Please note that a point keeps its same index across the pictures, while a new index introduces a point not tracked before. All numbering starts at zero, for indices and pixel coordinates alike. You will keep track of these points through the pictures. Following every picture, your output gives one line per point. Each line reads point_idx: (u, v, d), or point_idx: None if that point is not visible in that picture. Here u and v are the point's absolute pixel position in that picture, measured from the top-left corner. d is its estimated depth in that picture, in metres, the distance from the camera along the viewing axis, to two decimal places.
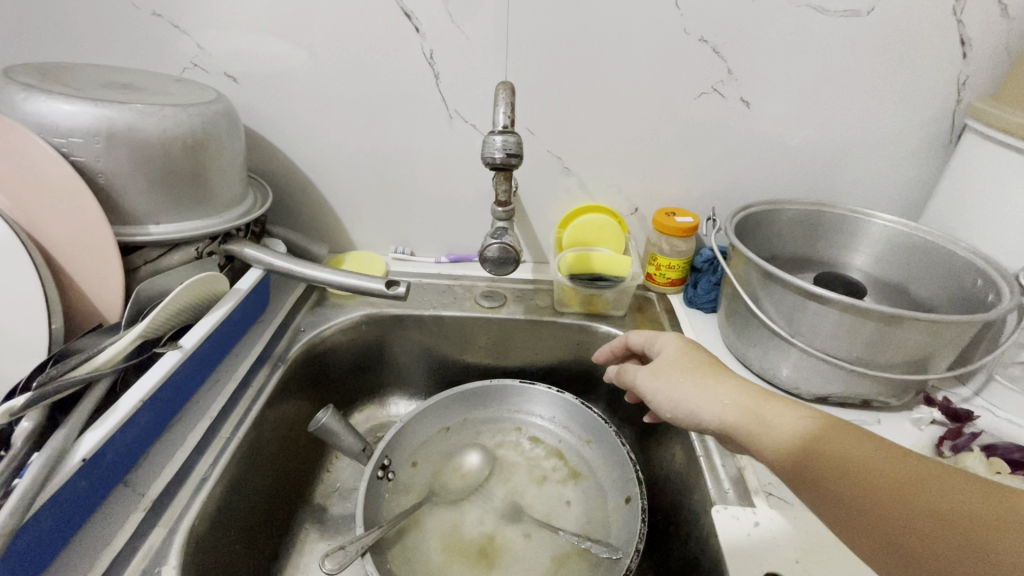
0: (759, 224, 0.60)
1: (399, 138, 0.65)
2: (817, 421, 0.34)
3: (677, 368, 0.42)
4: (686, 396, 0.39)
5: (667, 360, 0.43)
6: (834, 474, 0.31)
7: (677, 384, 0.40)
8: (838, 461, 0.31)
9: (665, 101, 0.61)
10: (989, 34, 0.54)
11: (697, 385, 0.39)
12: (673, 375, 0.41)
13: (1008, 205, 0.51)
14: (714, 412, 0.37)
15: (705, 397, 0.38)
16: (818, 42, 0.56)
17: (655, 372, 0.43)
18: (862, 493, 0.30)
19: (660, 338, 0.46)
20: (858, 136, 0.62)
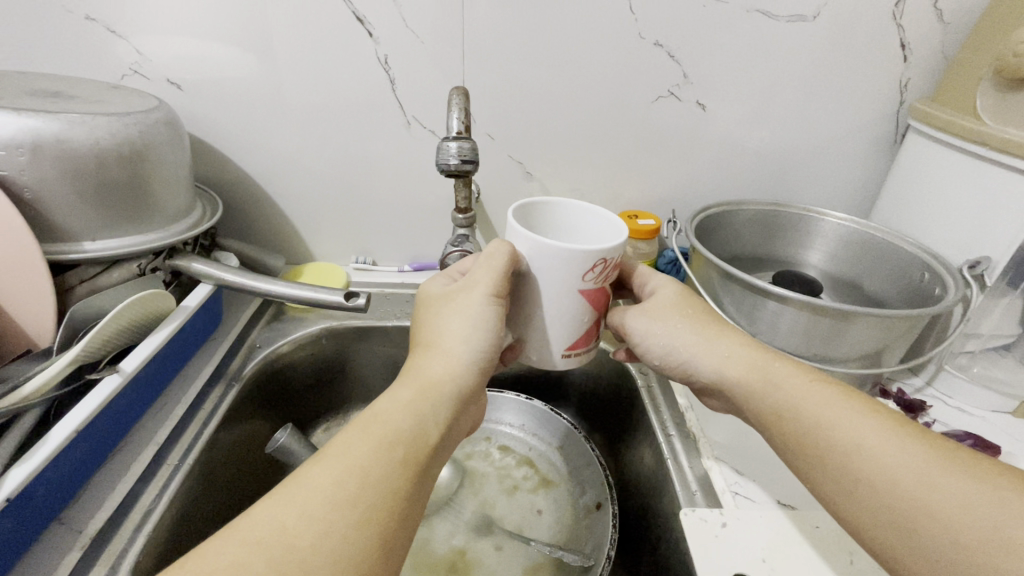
0: (718, 224, 0.61)
1: (357, 146, 0.63)
2: (822, 399, 0.35)
3: (674, 311, 0.43)
4: (682, 343, 0.41)
5: (661, 304, 0.43)
6: (836, 457, 0.33)
7: (672, 330, 0.42)
8: (843, 447, 0.32)
9: (623, 105, 0.61)
10: (927, 38, 0.57)
11: (694, 335, 0.41)
12: (669, 318, 0.42)
13: (949, 201, 0.53)
14: (716, 368, 0.40)
15: (704, 349, 0.40)
16: (770, 46, 0.58)
17: (648, 314, 0.43)
18: (872, 467, 0.31)
19: (657, 278, 0.46)
20: (810, 137, 0.63)
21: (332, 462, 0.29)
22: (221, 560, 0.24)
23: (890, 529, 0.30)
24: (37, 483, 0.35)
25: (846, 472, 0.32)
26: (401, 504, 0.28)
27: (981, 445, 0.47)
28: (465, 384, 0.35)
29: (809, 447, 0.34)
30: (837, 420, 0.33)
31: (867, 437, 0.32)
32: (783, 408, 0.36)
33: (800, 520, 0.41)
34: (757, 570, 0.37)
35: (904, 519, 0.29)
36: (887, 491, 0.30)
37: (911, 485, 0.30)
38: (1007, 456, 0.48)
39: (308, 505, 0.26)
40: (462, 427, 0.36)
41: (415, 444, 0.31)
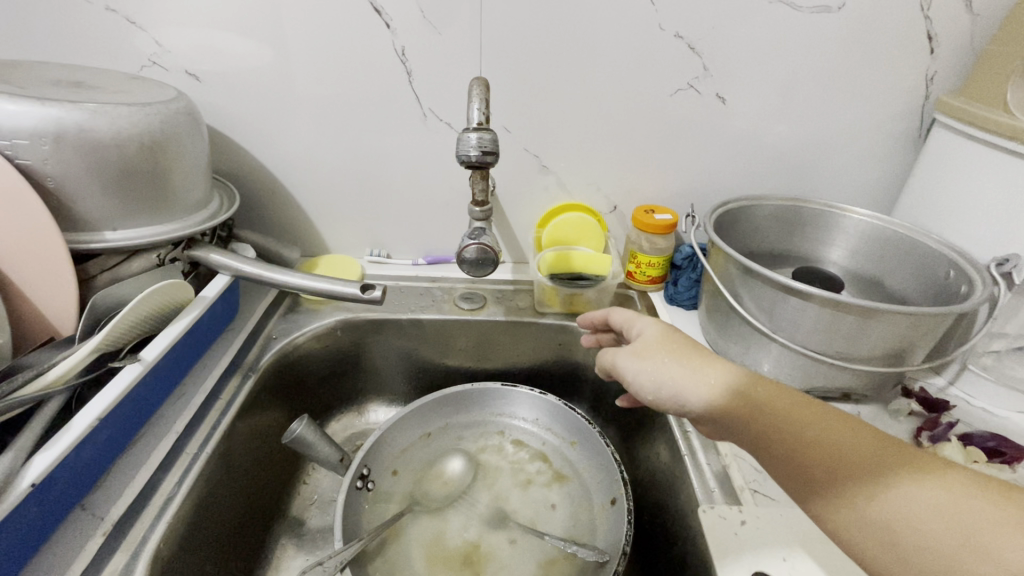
0: (737, 220, 0.60)
1: (372, 138, 0.63)
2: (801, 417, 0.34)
3: (660, 348, 0.40)
4: (672, 376, 0.37)
5: (648, 341, 0.41)
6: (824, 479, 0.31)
7: (660, 365, 0.38)
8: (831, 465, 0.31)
9: (642, 98, 0.60)
10: (955, 29, 0.55)
11: (680, 366, 0.38)
12: (657, 356, 0.39)
13: (977, 197, 0.51)
14: (703, 394, 0.36)
15: (693, 379, 0.37)
16: (795, 39, 0.56)
17: (635, 353, 0.40)
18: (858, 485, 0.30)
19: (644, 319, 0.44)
20: (831, 131, 0.62)
21: None
22: None
23: (886, 548, 0.29)
24: (61, 470, 0.35)
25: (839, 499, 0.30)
26: None
27: (1007, 446, 0.46)
28: None
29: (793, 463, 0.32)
30: (821, 438, 0.32)
31: (852, 457, 0.31)
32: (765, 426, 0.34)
33: None
34: (776, 569, 0.37)
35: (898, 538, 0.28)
36: (883, 508, 0.29)
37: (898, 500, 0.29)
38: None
39: None
40: None
41: None
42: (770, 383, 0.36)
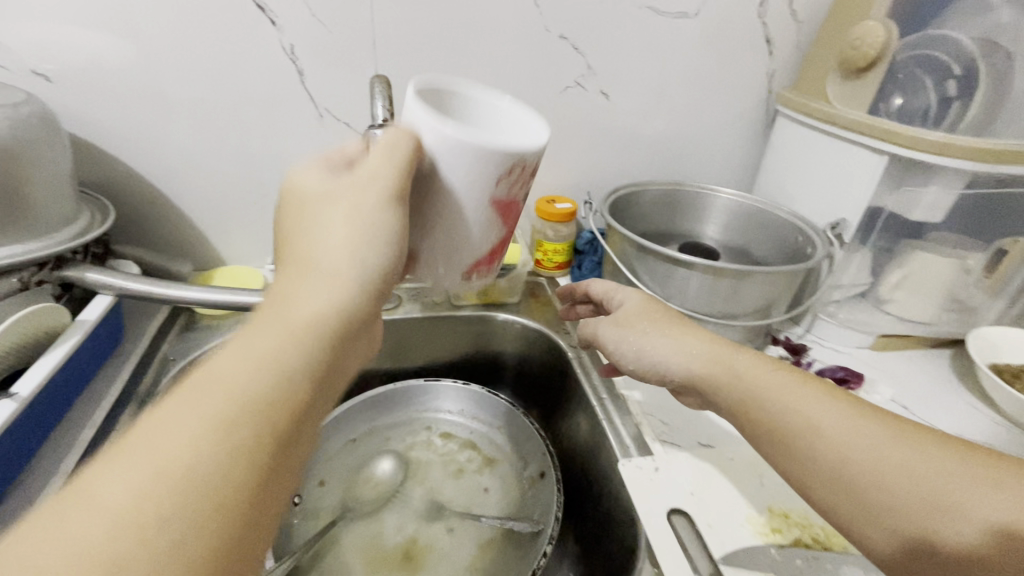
0: (628, 204, 0.66)
1: (265, 141, 0.61)
2: (783, 383, 0.38)
3: (640, 319, 0.46)
4: (653, 346, 0.44)
5: (630, 313, 0.47)
6: (803, 439, 0.36)
7: (642, 335, 0.45)
8: (808, 431, 0.35)
9: (535, 95, 0.64)
10: (785, 34, 0.66)
11: (663, 337, 0.44)
12: (637, 326, 0.46)
13: (813, 175, 0.62)
14: (685, 363, 0.43)
15: (675, 349, 0.43)
16: (661, 43, 0.64)
17: (620, 324, 0.47)
18: (854, 459, 0.33)
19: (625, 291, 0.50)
20: (699, 123, 0.71)
21: (216, 377, 0.24)
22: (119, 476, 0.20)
23: (860, 510, 0.33)
24: None
25: (821, 464, 0.34)
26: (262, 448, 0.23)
27: (849, 374, 0.57)
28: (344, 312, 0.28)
29: (783, 437, 0.36)
30: (804, 413, 0.36)
31: (827, 425, 0.35)
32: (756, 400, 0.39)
33: (718, 454, 0.47)
34: (687, 503, 0.42)
35: (867, 496, 0.32)
36: (865, 474, 0.33)
37: (871, 465, 0.33)
38: (868, 382, 0.58)
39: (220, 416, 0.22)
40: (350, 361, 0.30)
41: (311, 329, 0.27)
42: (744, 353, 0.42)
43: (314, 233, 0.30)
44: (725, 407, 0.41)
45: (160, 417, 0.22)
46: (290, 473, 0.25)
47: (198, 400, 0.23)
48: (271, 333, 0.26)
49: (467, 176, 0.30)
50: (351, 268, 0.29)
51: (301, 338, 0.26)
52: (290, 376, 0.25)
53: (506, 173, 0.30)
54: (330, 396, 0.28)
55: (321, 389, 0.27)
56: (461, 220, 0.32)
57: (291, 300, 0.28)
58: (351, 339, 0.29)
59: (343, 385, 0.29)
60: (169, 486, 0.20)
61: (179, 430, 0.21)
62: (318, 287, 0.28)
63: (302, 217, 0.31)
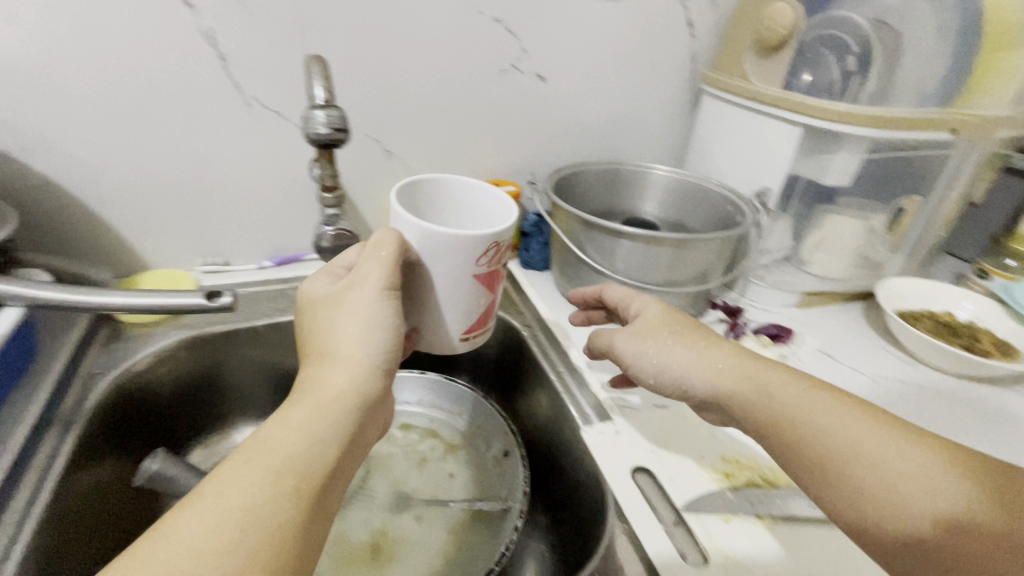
0: (570, 184, 0.68)
1: (186, 132, 0.56)
2: (812, 396, 0.37)
3: (661, 331, 0.44)
4: (674, 359, 0.42)
5: (649, 325, 0.45)
6: (806, 440, 0.35)
7: (665, 349, 0.43)
8: (814, 433, 0.35)
9: (472, 79, 0.64)
10: (704, 16, 0.69)
11: (685, 351, 0.42)
12: (657, 338, 0.44)
13: (737, 148, 0.66)
14: (708, 378, 0.41)
15: (698, 364, 0.41)
16: (590, 26, 0.66)
17: (638, 337, 0.44)
18: (906, 492, 0.31)
19: (642, 299, 0.48)
20: (631, 104, 0.74)
21: (270, 444, 0.31)
22: (204, 518, 0.27)
23: (846, 505, 0.33)
24: None
25: (820, 462, 0.34)
26: (304, 496, 0.30)
27: (780, 330, 0.62)
28: (362, 389, 0.36)
29: (830, 476, 0.34)
30: (814, 417, 0.36)
31: (836, 429, 0.34)
32: (798, 432, 0.36)
33: (671, 413, 0.50)
34: (648, 460, 0.44)
35: (858, 497, 0.32)
36: (859, 475, 0.33)
37: (869, 468, 0.33)
38: (796, 337, 0.64)
39: (274, 472, 0.30)
40: (369, 435, 0.37)
41: (338, 403, 0.34)
42: (776, 370, 0.40)
43: (332, 324, 0.39)
44: (744, 417, 0.39)
45: (225, 478, 0.29)
46: (323, 525, 0.31)
47: (253, 460, 0.30)
48: (306, 407, 0.34)
49: (452, 260, 0.40)
50: (363, 352, 0.37)
51: (328, 408, 0.34)
52: (322, 442, 0.32)
53: (484, 252, 0.40)
54: (353, 457, 0.35)
55: (346, 454, 0.34)
56: (449, 291, 0.42)
57: (318, 378, 0.36)
58: (367, 415, 0.36)
59: (362, 457, 0.36)
60: (241, 525, 0.27)
61: (246, 484, 0.29)
62: (338, 372, 0.36)
63: (323, 315, 0.40)
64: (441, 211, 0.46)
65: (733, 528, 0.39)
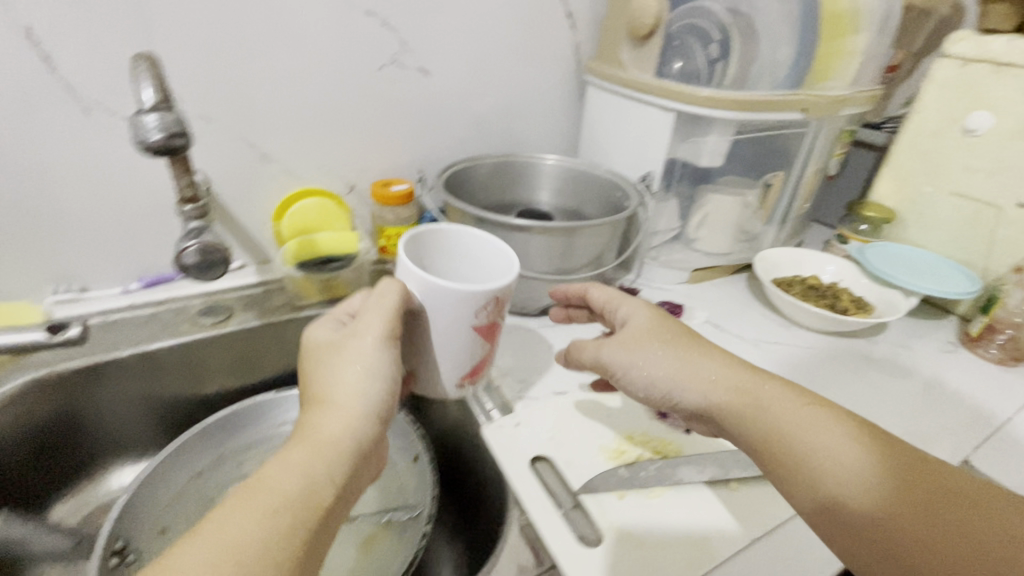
0: (462, 180, 0.67)
1: (12, 144, 0.49)
2: (835, 430, 0.36)
3: (651, 342, 0.44)
4: (665, 372, 0.42)
5: (638, 334, 0.45)
6: (831, 477, 0.34)
7: (655, 360, 0.43)
8: (841, 470, 0.34)
9: (351, 75, 0.61)
10: (581, 8, 0.71)
11: (676, 362, 0.42)
12: (647, 348, 0.44)
13: (621, 135, 0.69)
14: (702, 392, 0.41)
15: (691, 376, 0.42)
16: (469, 18, 0.65)
17: (627, 346, 0.44)
18: (938, 540, 0.31)
19: (629, 305, 0.48)
20: (521, 95, 0.74)
21: (268, 485, 0.32)
22: (198, 554, 0.27)
23: (865, 545, 0.33)
24: None
25: (841, 500, 0.34)
26: (297, 538, 0.30)
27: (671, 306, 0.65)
28: (359, 436, 0.36)
29: (811, 479, 0.35)
30: (837, 454, 0.35)
31: (855, 466, 0.34)
32: (785, 438, 0.37)
33: (572, 397, 0.50)
34: (549, 448, 0.45)
35: (886, 543, 0.32)
36: (886, 518, 0.32)
37: (894, 512, 0.33)
38: (687, 311, 0.67)
39: (270, 509, 0.30)
40: (360, 483, 0.37)
41: (335, 448, 0.35)
42: (777, 387, 0.40)
43: (331, 371, 0.39)
44: (748, 439, 0.39)
45: (221, 521, 0.29)
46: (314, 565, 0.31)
47: (249, 504, 0.30)
48: (302, 450, 0.34)
49: (451, 314, 0.42)
50: (360, 398, 0.38)
51: (323, 452, 0.34)
52: (318, 484, 0.33)
53: (484, 306, 0.42)
54: (342, 507, 0.34)
55: (340, 499, 0.34)
56: (446, 343, 0.44)
57: (316, 425, 0.36)
58: (361, 464, 0.36)
59: (352, 503, 0.36)
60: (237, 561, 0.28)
61: (243, 518, 0.30)
62: (335, 418, 0.36)
63: (326, 361, 0.40)
64: (442, 255, 0.48)
65: (685, 502, 0.41)
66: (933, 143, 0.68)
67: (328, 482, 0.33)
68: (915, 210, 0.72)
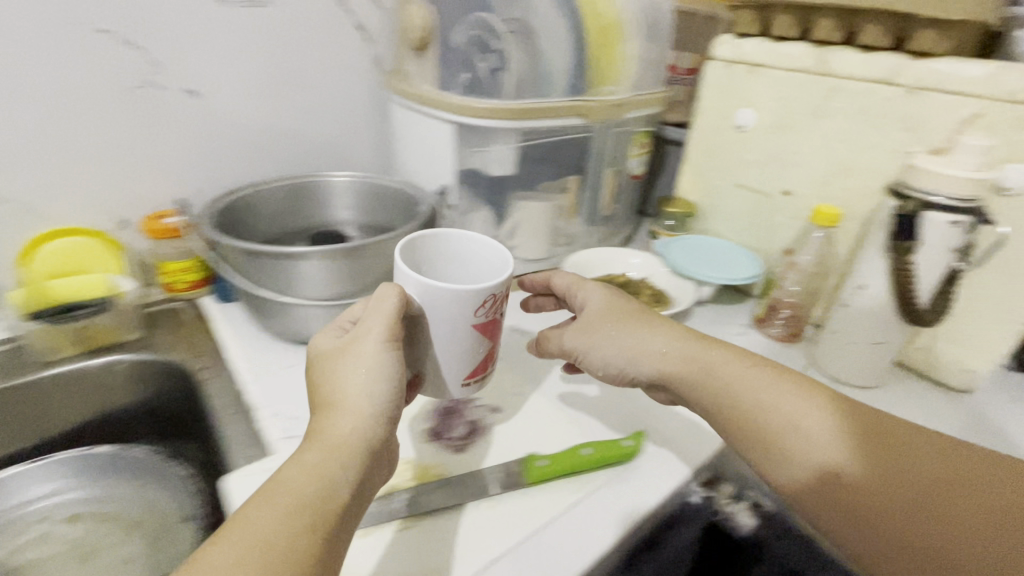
0: (242, 209, 0.62)
1: None
2: (815, 403, 0.39)
3: (606, 323, 0.47)
4: (623, 348, 0.46)
5: (593, 316, 0.48)
6: (803, 451, 0.38)
7: (616, 338, 0.46)
8: (819, 443, 0.38)
9: (95, 99, 0.56)
10: (372, 21, 0.70)
11: (630, 338, 0.46)
12: (602, 329, 0.47)
13: (415, 147, 0.68)
14: (654, 365, 0.45)
15: (644, 351, 0.46)
16: (239, 33, 0.61)
17: (581, 330, 0.48)
18: (924, 497, 0.34)
19: (587, 288, 0.50)
20: (325, 112, 0.71)
21: (281, 489, 0.31)
22: (221, 560, 0.27)
23: (840, 511, 0.36)
24: None
25: (820, 466, 0.37)
26: (309, 550, 0.29)
27: None
28: (372, 436, 0.35)
29: (763, 444, 0.40)
30: (811, 431, 0.38)
31: (832, 431, 0.38)
32: (747, 409, 0.41)
33: None
34: None
35: (850, 501, 0.36)
36: (855, 472, 0.36)
37: (866, 473, 0.36)
38: None
39: (289, 509, 0.30)
40: (379, 475, 0.36)
41: (370, 437, 0.35)
42: (733, 355, 0.44)
43: (334, 371, 0.37)
44: (714, 411, 0.42)
45: (257, 515, 0.29)
46: (336, 564, 0.30)
47: (262, 506, 0.30)
48: (317, 451, 0.33)
49: (455, 310, 0.40)
50: (369, 396, 0.36)
51: (341, 454, 0.33)
52: (333, 486, 0.32)
53: (482, 304, 0.40)
54: (369, 483, 0.35)
55: (360, 496, 0.34)
56: (458, 345, 0.42)
57: (326, 429, 0.34)
58: (373, 465, 0.35)
59: (371, 495, 0.35)
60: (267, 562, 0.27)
61: (280, 513, 0.29)
62: (345, 418, 0.35)
63: (327, 364, 0.38)
64: (438, 259, 0.47)
65: (576, 508, 0.42)
66: (716, 140, 0.73)
67: (357, 473, 0.33)
68: (711, 203, 0.76)
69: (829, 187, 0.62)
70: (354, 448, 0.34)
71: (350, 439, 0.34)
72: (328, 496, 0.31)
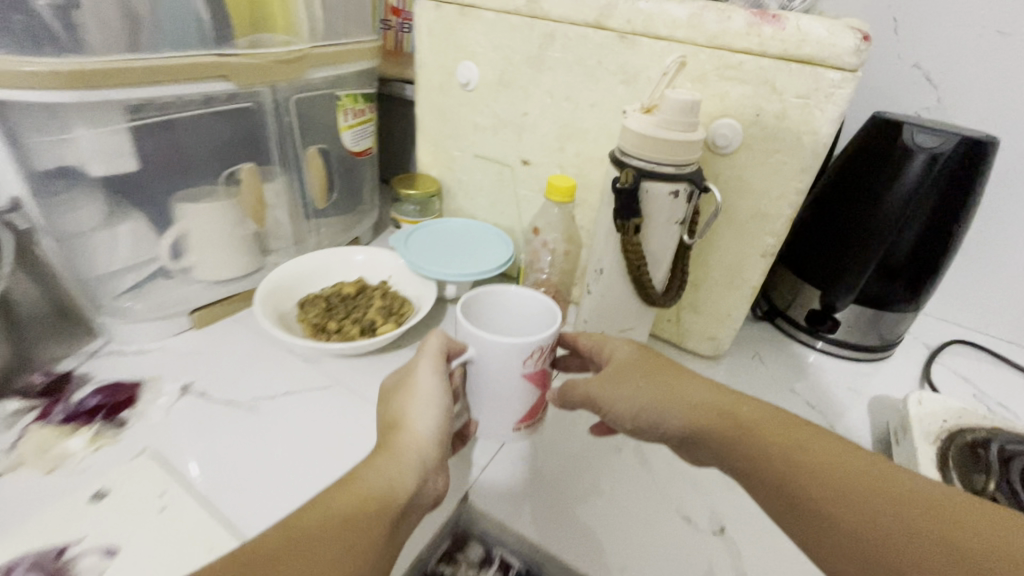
0: None
1: None
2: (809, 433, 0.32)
3: (633, 372, 0.38)
4: (647, 400, 0.37)
5: (618, 365, 0.39)
6: (791, 471, 0.31)
7: (640, 389, 0.37)
8: (812, 467, 0.30)
9: None
10: None
11: (658, 389, 0.37)
12: (631, 380, 0.38)
13: None
14: (684, 416, 0.36)
15: (670, 400, 0.36)
16: None
17: (607, 379, 0.38)
18: (926, 535, 0.26)
19: (610, 342, 0.41)
20: None
21: (347, 484, 0.31)
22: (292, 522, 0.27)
23: (829, 541, 0.28)
24: None
25: (806, 489, 0.30)
26: (364, 534, 0.28)
27: (110, 398, 0.44)
28: (429, 449, 0.35)
29: (783, 475, 0.31)
30: (804, 454, 0.31)
31: (829, 460, 0.30)
32: (782, 439, 0.32)
33: None
34: None
35: (841, 532, 0.28)
36: (847, 506, 0.28)
37: (861, 503, 0.28)
38: (154, 381, 0.47)
39: (352, 496, 0.30)
40: (431, 491, 0.35)
41: (415, 448, 0.34)
42: (776, 412, 0.35)
43: (398, 405, 0.37)
44: (723, 455, 0.34)
45: (322, 502, 0.29)
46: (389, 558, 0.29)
47: (338, 493, 0.30)
48: (380, 457, 0.34)
49: (501, 365, 0.38)
50: (416, 419, 0.36)
51: (402, 460, 0.33)
52: (393, 484, 0.32)
53: (530, 355, 0.38)
54: (414, 512, 0.33)
55: (405, 512, 0.32)
56: (502, 397, 0.40)
57: (397, 446, 0.34)
58: (429, 476, 0.34)
59: (420, 512, 0.35)
60: (303, 537, 0.27)
61: (336, 497, 0.30)
62: (406, 434, 0.35)
63: (393, 398, 0.38)
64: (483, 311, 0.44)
65: None
66: (443, 102, 0.60)
67: (398, 487, 0.32)
68: (455, 178, 0.64)
69: (563, 152, 0.54)
70: (407, 453, 0.34)
71: (400, 450, 0.34)
72: (378, 496, 0.31)
